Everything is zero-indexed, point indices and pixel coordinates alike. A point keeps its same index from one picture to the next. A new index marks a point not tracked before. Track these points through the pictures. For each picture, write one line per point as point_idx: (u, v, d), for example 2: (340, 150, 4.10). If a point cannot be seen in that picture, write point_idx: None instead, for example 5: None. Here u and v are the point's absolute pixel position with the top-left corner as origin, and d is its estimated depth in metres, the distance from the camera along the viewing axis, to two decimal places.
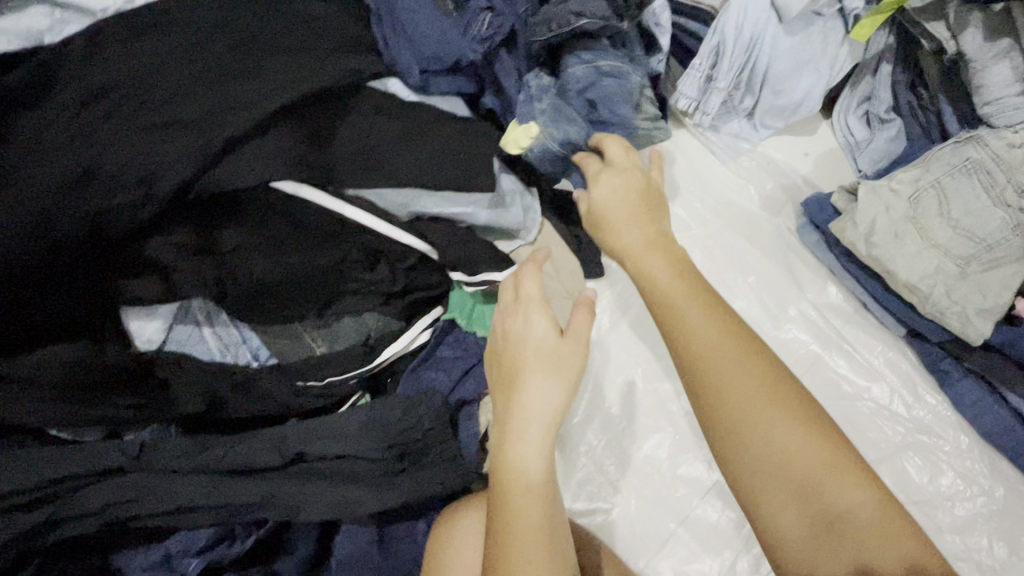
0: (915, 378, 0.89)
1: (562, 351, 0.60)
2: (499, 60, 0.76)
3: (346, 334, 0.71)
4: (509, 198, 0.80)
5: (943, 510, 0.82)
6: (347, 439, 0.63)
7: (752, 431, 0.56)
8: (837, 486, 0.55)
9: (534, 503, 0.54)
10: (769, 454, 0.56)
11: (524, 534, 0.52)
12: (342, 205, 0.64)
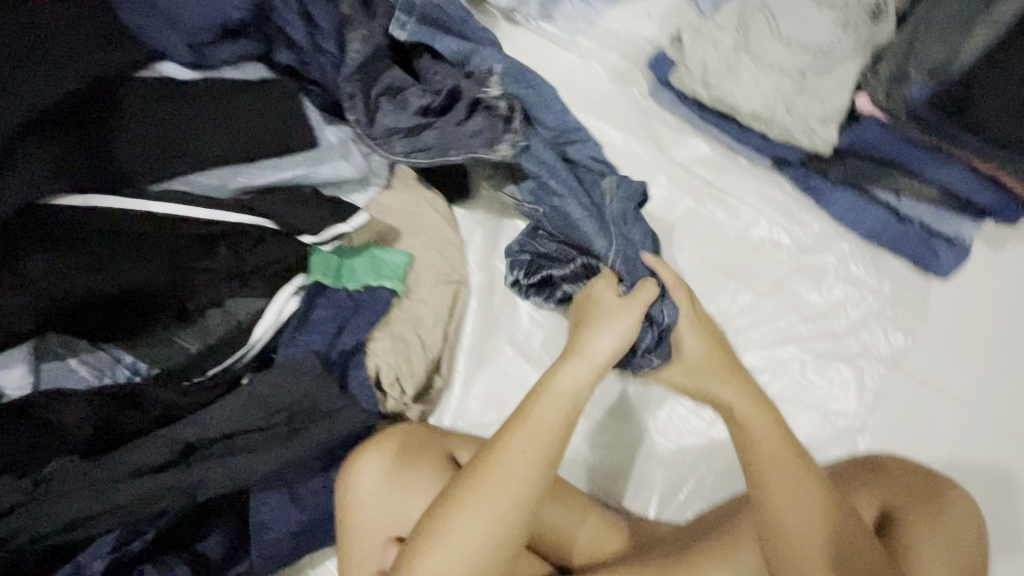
0: (792, 205, 0.91)
1: (620, 318, 0.64)
2: (276, 10, 0.72)
3: (216, 326, 0.72)
4: (341, 149, 0.80)
5: (839, 318, 0.87)
6: (230, 418, 0.65)
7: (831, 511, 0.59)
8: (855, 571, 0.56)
9: (542, 431, 0.57)
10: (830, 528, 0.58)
11: (520, 440, 0.57)
12: (145, 202, 0.66)
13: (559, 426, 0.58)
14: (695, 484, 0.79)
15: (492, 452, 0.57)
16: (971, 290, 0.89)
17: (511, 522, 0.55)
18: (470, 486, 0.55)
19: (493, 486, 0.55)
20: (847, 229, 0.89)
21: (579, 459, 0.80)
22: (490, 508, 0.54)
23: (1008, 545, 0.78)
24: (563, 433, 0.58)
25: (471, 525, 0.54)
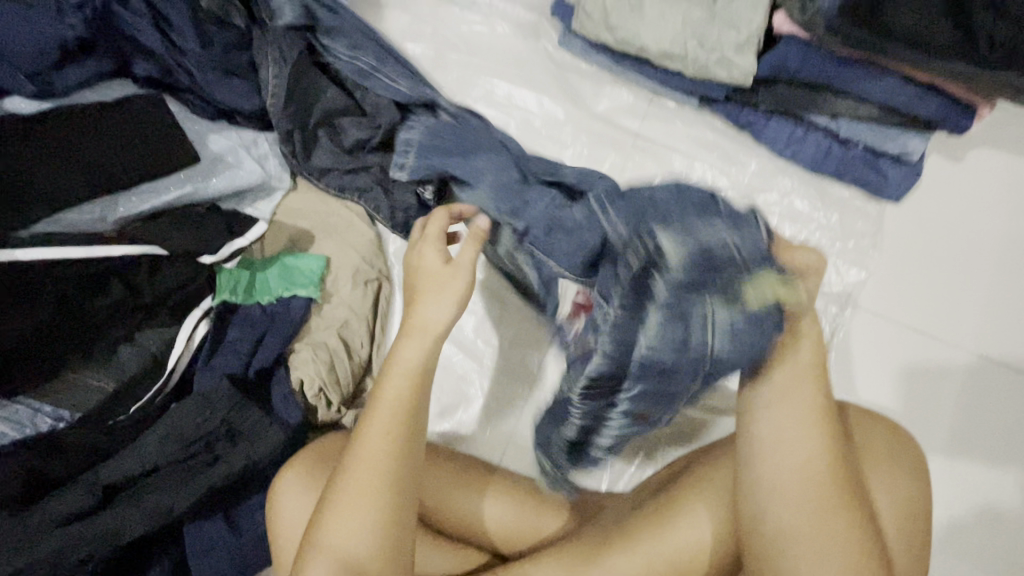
0: (726, 144, 0.84)
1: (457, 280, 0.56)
2: (119, 17, 0.69)
3: (129, 363, 0.70)
4: (232, 157, 0.76)
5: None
6: (148, 453, 0.65)
7: (780, 459, 0.51)
8: (819, 536, 0.49)
9: (395, 409, 0.53)
10: (788, 478, 0.51)
11: (376, 421, 0.53)
12: (15, 249, 0.63)
13: (407, 401, 0.54)
14: (647, 452, 0.77)
15: (361, 436, 0.53)
16: (924, 208, 0.83)
17: (388, 511, 0.51)
18: (343, 475, 0.52)
19: (362, 474, 0.51)
20: (788, 161, 0.82)
21: (526, 442, 0.78)
22: (368, 496, 0.51)
23: (975, 471, 0.75)
24: (415, 407, 0.54)
25: (350, 515, 0.51)
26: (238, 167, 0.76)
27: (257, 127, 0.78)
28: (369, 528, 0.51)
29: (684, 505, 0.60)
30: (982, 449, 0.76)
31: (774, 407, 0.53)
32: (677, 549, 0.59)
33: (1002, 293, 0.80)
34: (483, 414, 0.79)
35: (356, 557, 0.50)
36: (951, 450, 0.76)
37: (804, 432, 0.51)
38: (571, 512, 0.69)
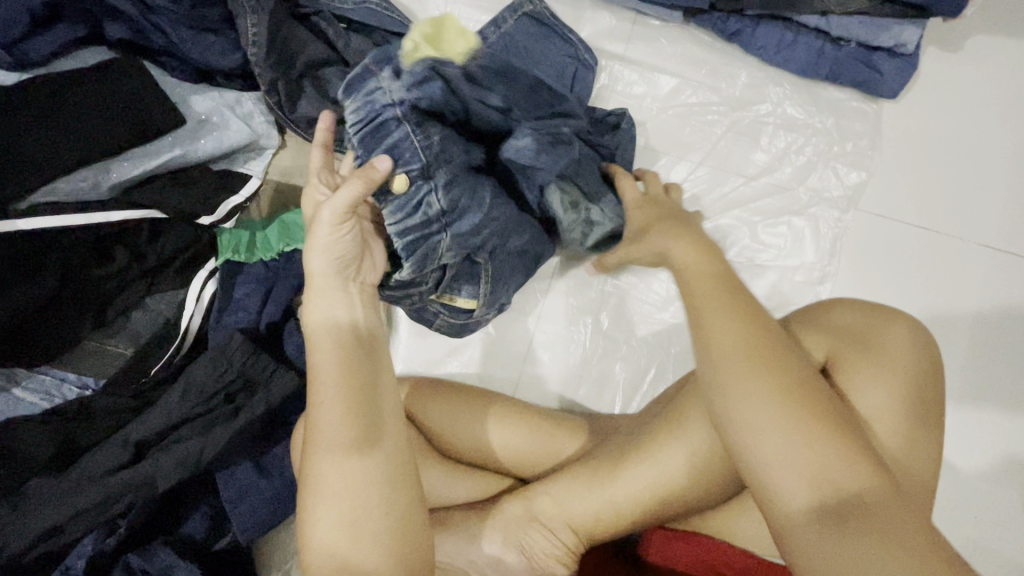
0: (715, 58, 0.82)
1: (337, 228, 0.52)
2: None
3: (144, 326, 0.73)
4: (217, 116, 0.75)
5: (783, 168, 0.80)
6: (172, 408, 0.67)
7: (732, 353, 0.43)
8: (820, 419, 0.41)
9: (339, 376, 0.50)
10: (746, 364, 0.42)
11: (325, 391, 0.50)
12: (13, 221, 0.64)
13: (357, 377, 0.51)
14: (657, 371, 0.78)
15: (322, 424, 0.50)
16: (924, 103, 0.81)
17: (373, 493, 0.49)
18: (313, 464, 0.49)
19: (335, 474, 0.48)
20: (779, 69, 0.81)
21: (537, 373, 0.80)
22: (347, 483, 0.48)
23: (986, 361, 0.76)
24: (356, 366, 0.51)
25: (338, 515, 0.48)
26: (224, 127, 0.75)
27: (239, 85, 0.78)
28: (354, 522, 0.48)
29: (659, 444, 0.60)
30: (990, 341, 0.76)
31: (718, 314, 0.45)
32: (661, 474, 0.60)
33: (1008, 183, 0.79)
34: (491, 350, 0.80)
35: (334, 533, 0.48)
36: (960, 344, 0.76)
37: (738, 325, 0.44)
38: (586, 434, 0.70)
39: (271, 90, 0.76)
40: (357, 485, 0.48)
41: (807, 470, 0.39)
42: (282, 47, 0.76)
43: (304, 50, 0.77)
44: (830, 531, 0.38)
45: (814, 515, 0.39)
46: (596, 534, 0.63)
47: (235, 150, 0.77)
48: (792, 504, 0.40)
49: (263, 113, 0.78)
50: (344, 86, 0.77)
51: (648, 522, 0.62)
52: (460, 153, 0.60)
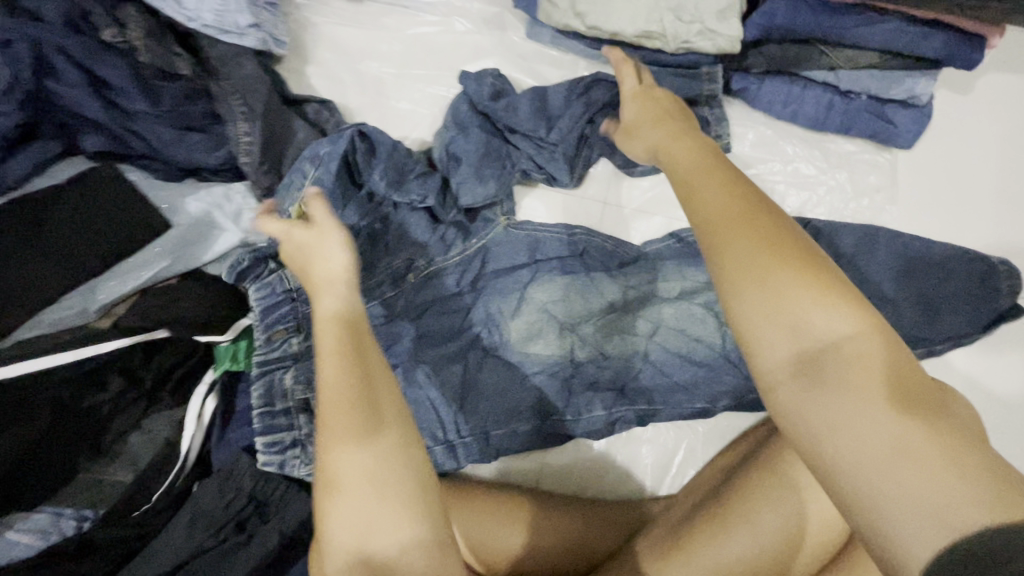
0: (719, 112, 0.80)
1: (328, 332, 0.49)
2: (56, 94, 0.65)
3: (144, 450, 0.68)
4: (210, 218, 0.72)
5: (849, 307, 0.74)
6: (181, 543, 0.63)
7: (837, 447, 0.37)
8: (892, 490, 0.34)
9: (352, 356, 0.48)
10: (863, 446, 0.36)
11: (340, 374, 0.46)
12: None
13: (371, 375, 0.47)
14: (687, 451, 0.75)
15: (336, 449, 0.44)
16: (948, 149, 0.79)
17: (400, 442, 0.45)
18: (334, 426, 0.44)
19: (345, 458, 0.43)
20: (786, 124, 0.79)
21: (560, 462, 0.76)
22: (380, 442, 0.44)
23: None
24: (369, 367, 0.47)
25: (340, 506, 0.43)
26: (214, 230, 0.72)
27: (227, 179, 0.74)
28: (365, 525, 0.43)
29: (755, 491, 0.62)
30: None
31: (731, 286, 0.41)
32: (754, 556, 0.60)
33: None
34: (513, 445, 0.73)
35: (370, 504, 0.43)
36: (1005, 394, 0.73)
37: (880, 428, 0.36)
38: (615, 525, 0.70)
39: (248, 157, 0.71)
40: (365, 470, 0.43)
41: (907, 480, 0.34)
42: (271, 118, 0.73)
43: (292, 144, 0.74)
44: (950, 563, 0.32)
45: (922, 506, 0.33)
46: None
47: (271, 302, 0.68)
48: (847, 478, 0.36)
49: (252, 206, 0.74)
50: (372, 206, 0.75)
51: None
52: (583, 327, 0.75)
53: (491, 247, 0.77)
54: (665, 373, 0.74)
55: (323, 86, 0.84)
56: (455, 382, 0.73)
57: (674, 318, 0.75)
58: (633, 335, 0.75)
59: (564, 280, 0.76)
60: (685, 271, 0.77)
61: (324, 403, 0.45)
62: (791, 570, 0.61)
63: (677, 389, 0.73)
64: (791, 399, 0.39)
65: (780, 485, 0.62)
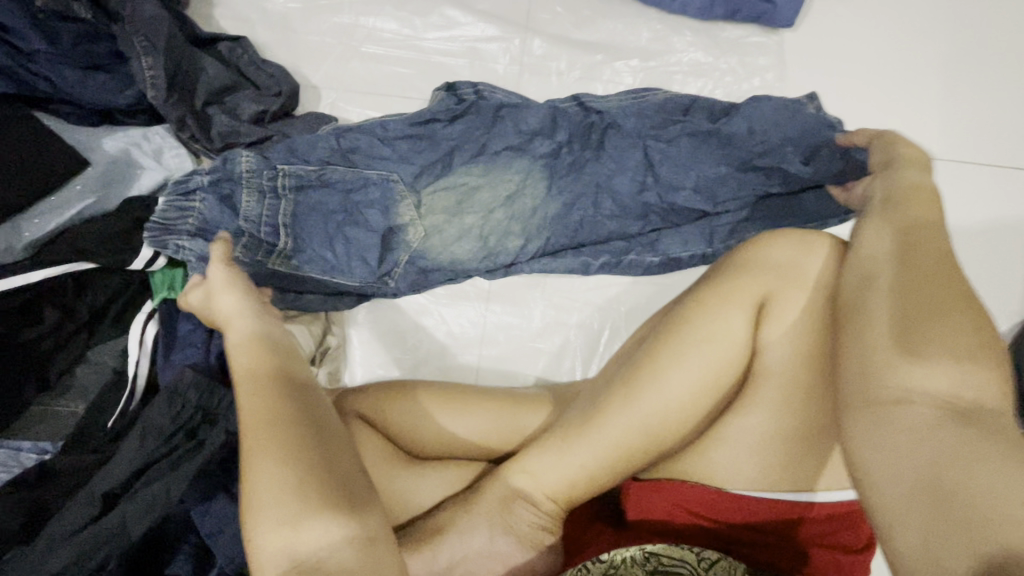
0: (614, 12, 0.84)
1: (256, 392, 0.54)
2: None
3: (93, 380, 0.72)
4: (128, 160, 0.75)
5: (737, 173, 0.75)
6: (136, 452, 0.66)
7: (891, 368, 0.47)
8: (904, 371, 0.47)
9: (263, 427, 0.51)
10: (922, 402, 0.45)
11: (263, 430, 0.51)
12: None
13: (272, 409, 0.52)
14: (611, 332, 0.81)
15: (254, 456, 0.50)
16: (831, 27, 0.84)
17: (310, 470, 0.50)
18: (252, 445, 0.51)
19: (254, 403, 0.53)
20: (678, 17, 0.83)
21: (496, 356, 0.81)
22: (304, 460, 0.50)
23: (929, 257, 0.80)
24: (277, 407, 0.53)
25: (264, 465, 0.50)
26: (135, 169, 0.76)
27: (142, 121, 0.78)
28: (290, 459, 0.50)
29: (686, 323, 0.63)
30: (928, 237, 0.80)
31: (909, 212, 0.56)
32: (672, 405, 0.61)
33: (924, 81, 0.83)
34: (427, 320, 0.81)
35: (284, 498, 0.48)
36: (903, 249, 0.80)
37: (940, 366, 0.46)
38: (549, 405, 0.73)
39: (154, 91, 0.74)
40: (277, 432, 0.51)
41: (934, 389, 0.45)
42: (176, 54, 0.75)
43: (202, 82, 0.78)
44: (949, 421, 0.43)
45: (925, 422, 0.44)
46: (574, 500, 0.64)
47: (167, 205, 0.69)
48: (880, 391, 0.47)
49: (172, 145, 0.78)
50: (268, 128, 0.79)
51: (620, 476, 0.64)
52: (465, 185, 0.76)
53: (366, 151, 0.74)
54: (557, 233, 0.77)
55: (231, 26, 0.86)
56: (343, 250, 0.74)
57: (559, 177, 0.76)
58: (517, 195, 0.76)
59: (459, 171, 0.76)
60: (577, 133, 0.76)
61: (248, 424, 0.52)
62: (709, 412, 0.63)
63: (561, 246, 0.78)
64: (883, 410, 0.47)
65: (694, 344, 0.62)
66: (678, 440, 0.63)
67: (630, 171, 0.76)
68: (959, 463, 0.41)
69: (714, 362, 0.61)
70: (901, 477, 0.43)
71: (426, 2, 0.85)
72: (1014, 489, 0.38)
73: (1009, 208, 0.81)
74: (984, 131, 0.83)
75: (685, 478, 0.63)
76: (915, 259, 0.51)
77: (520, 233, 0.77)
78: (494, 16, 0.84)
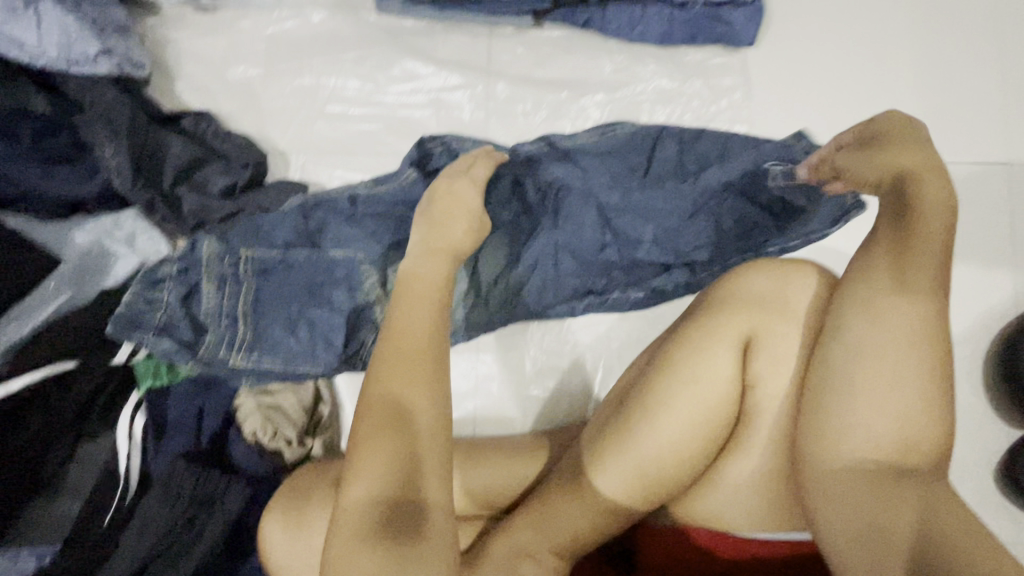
0: (574, 48, 0.83)
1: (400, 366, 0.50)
2: None
3: (85, 478, 0.70)
4: (100, 249, 0.75)
5: (692, 222, 0.76)
6: (134, 551, 0.64)
7: (838, 419, 0.52)
8: (854, 423, 0.51)
9: (386, 414, 0.48)
10: (861, 451, 0.51)
11: (375, 428, 0.48)
12: None
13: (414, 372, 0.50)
14: (606, 370, 0.79)
15: (354, 475, 0.47)
16: (791, 40, 0.84)
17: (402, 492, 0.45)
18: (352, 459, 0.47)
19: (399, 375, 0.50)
20: (639, 45, 0.82)
21: (490, 406, 0.80)
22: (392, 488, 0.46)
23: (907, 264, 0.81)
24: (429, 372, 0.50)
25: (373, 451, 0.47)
26: (109, 257, 0.75)
27: (115, 206, 0.76)
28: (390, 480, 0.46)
29: (676, 364, 0.60)
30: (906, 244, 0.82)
31: (903, 258, 0.52)
32: (666, 451, 0.59)
33: (891, 85, 0.83)
34: None
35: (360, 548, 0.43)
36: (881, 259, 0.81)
37: (889, 420, 0.51)
38: (546, 454, 0.71)
39: (120, 177, 0.73)
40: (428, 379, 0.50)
41: (874, 441, 0.51)
42: (140, 137, 0.76)
43: (168, 160, 0.77)
44: (879, 476, 0.50)
45: (860, 471, 0.51)
46: (582, 550, 0.62)
47: (139, 298, 0.70)
48: (834, 444, 0.52)
49: (144, 228, 0.77)
50: (238, 200, 0.78)
51: (622, 525, 0.62)
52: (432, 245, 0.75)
53: (331, 227, 0.75)
54: (518, 301, 0.77)
55: (193, 99, 0.85)
56: (315, 325, 0.73)
57: (524, 228, 0.77)
58: (486, 251, 0.76)
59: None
60: (541, 184, 0.78)
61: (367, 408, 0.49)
62: (707, 454, 0.60)
63: (537, 295, 0.77)
64: (830, 461, 0.52)
65: (681, 387, 0.59)
66: (675, 486, 0.61)
67: (592, 215, 0.76)
68: (871, 510, 0.49)
69: (707, 402, 0.58)
70: (845, 523, 0.51)
71: (386, 56, 0.84)
72: (910, 521, 0.48)
73: (981, 208, 0.81)
74: (955, 130, 0.82)
75: (687, 522, 0.63)
76: (892, 327, 0.51)
77: (474, 289, 0.76)
78: (454, 64, 0.84)
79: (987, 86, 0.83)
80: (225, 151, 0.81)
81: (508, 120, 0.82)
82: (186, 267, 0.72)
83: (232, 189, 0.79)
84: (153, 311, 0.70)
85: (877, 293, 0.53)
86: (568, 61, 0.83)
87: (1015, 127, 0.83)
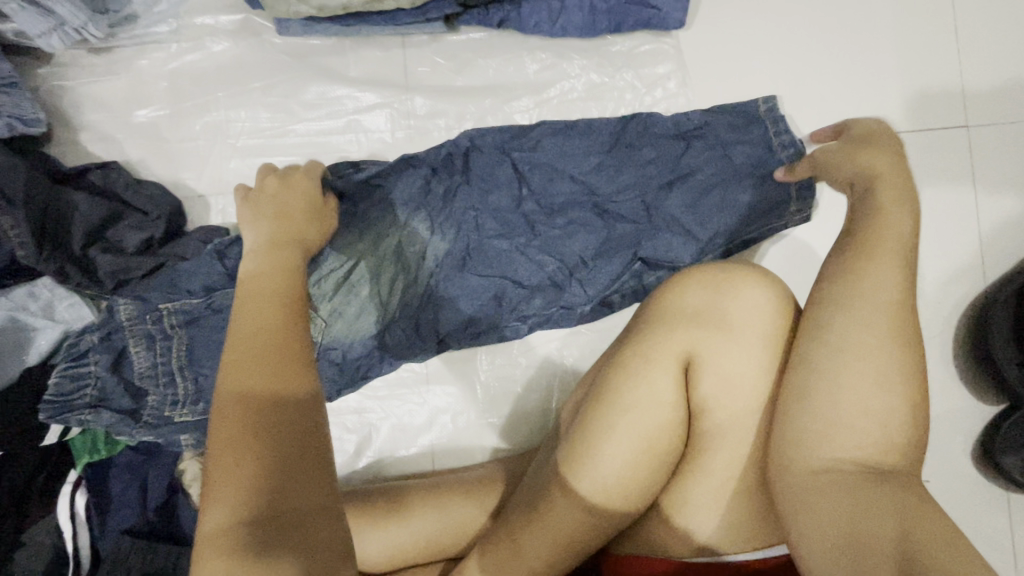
0: (494, 51, 0.78)
1: (260, 343, 0.45)
2: None
3: (33, 562, 0.68)
4: (15, 323, 0.71)
5: (633, 223, 0.72)
6: None
7: (810, 416, 0.47)
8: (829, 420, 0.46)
9: (245, 406, 0.41)
10: (837, 449, 0.46)
11: (238, 422, 0.41)
12: None
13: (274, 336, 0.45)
14: (561, 387, 0.77)
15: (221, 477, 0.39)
16: (725, 15, 0.78)
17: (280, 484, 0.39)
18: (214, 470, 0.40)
19: (255, 362, 0.43)
20: (562, 41, 0.77)
21: (447, 438, 0.77)
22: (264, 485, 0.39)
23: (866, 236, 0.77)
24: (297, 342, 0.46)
25: (230, 454, 0.40)
26: (27, 331, 0.72)
27: (22, 278, 0.71)
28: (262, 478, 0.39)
29: (617, 386, 0.58)
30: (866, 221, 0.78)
31: (862, 252, 0.49)
32: (615, 480, 0.56)
33: (832, 55, 0.78)
34: (371, 416, 0.77)
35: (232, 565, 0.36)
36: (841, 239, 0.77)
37: (867, 413, 0.46)
38: (500, 486, 0.69)
39: (24, 249, 0.68)
40: (293, 364, 0.44)
41: (850, 440, 0.46)
42: (39, 203, 0.70)
43: (76, 222, 0.72)
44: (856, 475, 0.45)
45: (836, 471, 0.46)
46: None
47: (58, 383, 0.68)
48: (806, 445, 0.47)
49: (63, 295, 0.72)
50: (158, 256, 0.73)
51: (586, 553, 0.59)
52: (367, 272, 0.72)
53: None
54: (445, 300, 0.73)
55: (99, 150, 0.80)
56: None
57: (461, 246, 0.73)
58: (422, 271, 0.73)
59: (341, 261, 0.71)
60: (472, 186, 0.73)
61: (221, 406, 0.42)
62: (658, 474, 0.58)
63: (482, 314, 0.74)
64: (801, 463, 0.47)
65: (620, 415, 0.56)
66: (627, 512, 0.58)
67: (531, 216, 0.73)
68: (854, 511, 0.43)
69: (647, 429, 0.56)
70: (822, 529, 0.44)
71: (297, 82, 0.79)
72: (890, 532, 0.41)
73: (940, 173, 0.77)
74: (907, 92, 0.78)
75: (652, 551, 0.59)
76: (856, 310, 0.48)
77: (415, 317, 0.73)
78: (369, 84, 0.78)
79: (936, 42, 0.78)
80: (137, 201, 0.76)
81: (432, 137, 0.77)
82: (105, 337, 0.69)
83: (150, 245, 0.74)
84: (76, 391, 0.68)
85: (839, 275, 0.50)
86: (489, 67, 0.78)
87: (969, 82, 0.78)
